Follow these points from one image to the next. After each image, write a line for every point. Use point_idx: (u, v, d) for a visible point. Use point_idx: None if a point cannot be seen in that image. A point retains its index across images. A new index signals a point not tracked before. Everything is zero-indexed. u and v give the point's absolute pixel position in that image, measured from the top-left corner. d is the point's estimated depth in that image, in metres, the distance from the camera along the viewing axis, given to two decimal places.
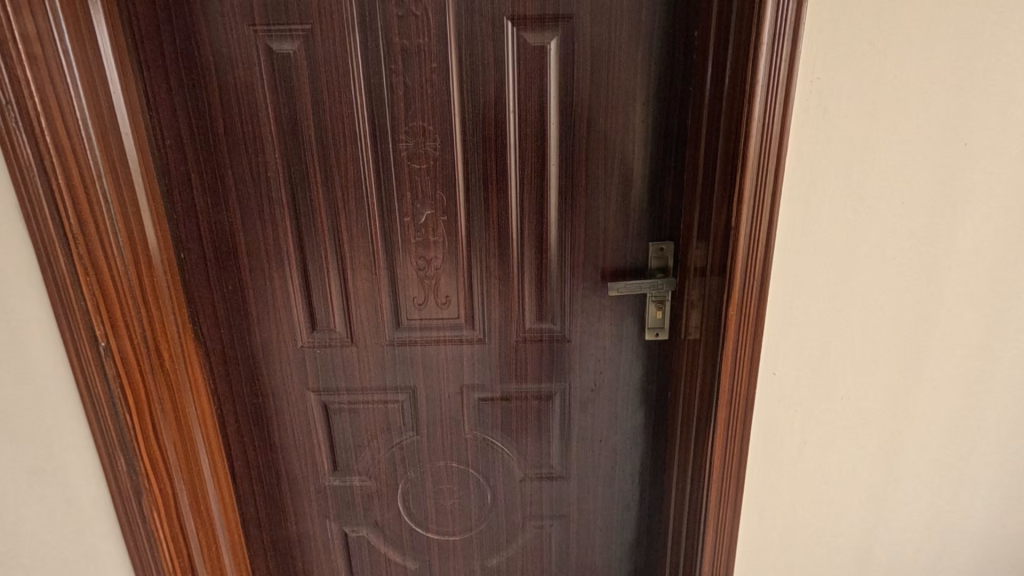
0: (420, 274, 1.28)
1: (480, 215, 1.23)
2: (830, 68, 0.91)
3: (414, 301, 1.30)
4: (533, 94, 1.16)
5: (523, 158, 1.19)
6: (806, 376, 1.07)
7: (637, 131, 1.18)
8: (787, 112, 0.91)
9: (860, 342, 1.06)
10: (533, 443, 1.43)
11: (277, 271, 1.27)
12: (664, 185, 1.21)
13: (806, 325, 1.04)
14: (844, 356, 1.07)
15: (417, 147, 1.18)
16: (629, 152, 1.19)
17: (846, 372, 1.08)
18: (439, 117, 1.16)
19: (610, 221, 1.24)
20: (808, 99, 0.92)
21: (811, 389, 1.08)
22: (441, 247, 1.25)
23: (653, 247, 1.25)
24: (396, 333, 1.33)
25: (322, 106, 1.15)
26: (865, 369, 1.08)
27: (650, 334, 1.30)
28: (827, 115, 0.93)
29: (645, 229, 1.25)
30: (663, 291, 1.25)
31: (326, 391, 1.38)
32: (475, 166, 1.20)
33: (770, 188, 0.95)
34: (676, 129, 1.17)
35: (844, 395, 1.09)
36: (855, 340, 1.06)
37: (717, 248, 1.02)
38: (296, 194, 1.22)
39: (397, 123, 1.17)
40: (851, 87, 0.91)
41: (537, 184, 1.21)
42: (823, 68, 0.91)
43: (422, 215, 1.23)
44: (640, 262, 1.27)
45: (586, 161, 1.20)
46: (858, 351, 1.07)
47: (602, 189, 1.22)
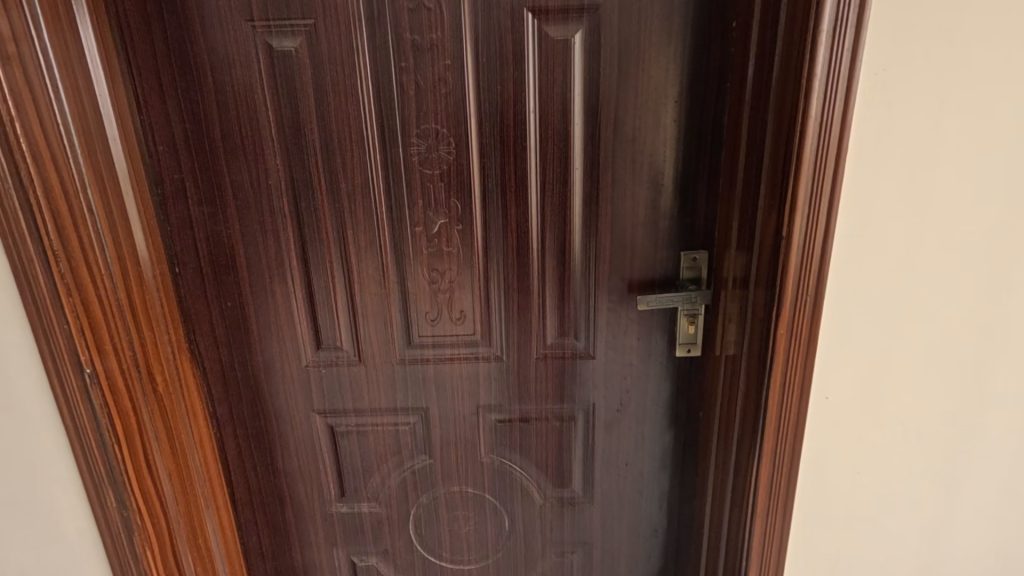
0: (432, 287, 1.18)
1: (497, 224, 1.14)
2: (896, 58, 0.81)
3: (426, 317, 1.21)
4: (555, 92, 1.06)
5: (545, 163, 1.10)
6: (861, 400, 0.97)
7: (667, 132, 1.09)
8: (847, 108, 0.81)
9: (920, 362, 0.96)
10: (554, 466, 1.33)
11: (279, 286, 1.18)
12: (697, 190, 1.12)
13: (863, 343, 0.94)
14: (902, 377, 0.97)
15: (429, 151, 1.09)
16: (659, 155, 1.10)
17: (904, 395, 0.98)
18: (454, 118, 1.07)
19: (639, 229, 1.15)
20: (870, 94, 0.82)
21: (865, 414, 0.98)
22: (456, 258, 1.16)
23: (686, 256, 1.15)
24: (407, 350, 1.23)
25: (327, 108, 1.06)
26: (926, 391, 0.98)
27: (681, 350, 1.20)
28: (892, 111, 0.83)
29: (676, 237, 1.15)
30: (695, 304, 1.15)
31: (332, 412, 1.29)
32: (493, 171, 1.11)
33: (828, 193, 0.85)
34: (711, 129, 1.07)
35: (901, 420, 0.99)
36: (914, 360, 0.96)
37: (764, 260, 0.92)
38: (299, 203, 1.13)
39: (408, 125, 1.08)
40: (919, 79, 0.82)
41: (559, 190, 1.12)
42: (888, 58, 0.81)
43: (434, 223, 1.14)
44: (670, 273, 1.18)
45: (613, 164, 1.10)
46: (919, 372, 0.97)
47: (630, 194, 1.12)
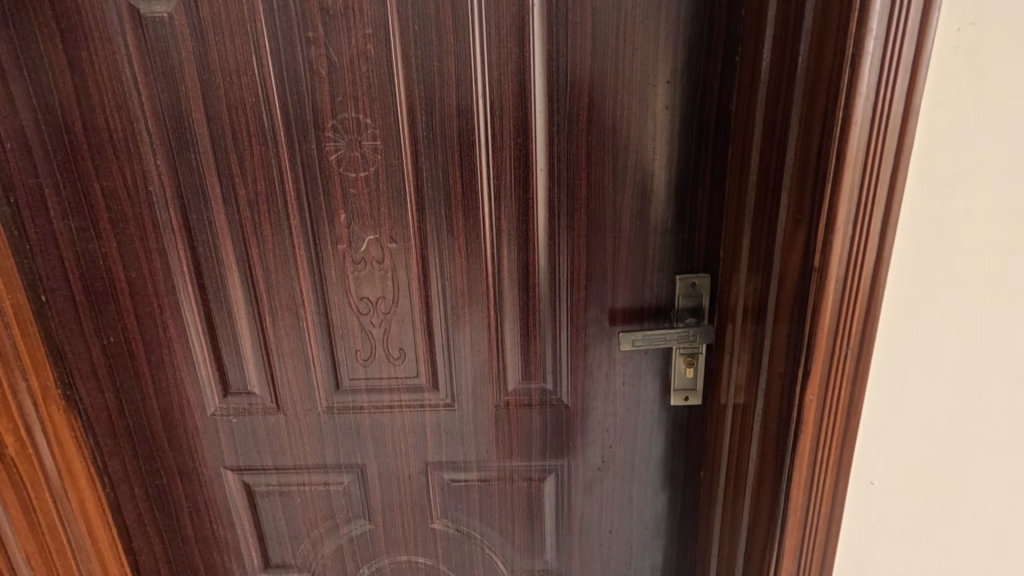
0: (362, 320, 0.95)
1: (441, 241, 0.90)
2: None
3: (357, 356, 0.97)
4: (509, 72, 0.82)
5: (500, 163, 0.86)
6: (925, 495, 0.70)
7: (658, 123, 0.83)
8: (917, 76, 0.53)
9: (1011, 442, 0.67)
10: (522, 534, 1.09)
11: (172, 319, 0.95)
12: (698, 198, 0.86)
13: (930, 420, 0.66)
14: (983, 462, 0.68)
15: (351, 149, 0.85)
16: (647, 154, 0.85)
17: (986, 486, 0.69)
18: (381, 106, 0.83)
19: (622, 248, 0.90)
20: (954, 55, 0.54)
21: (928, 508, 0.70)
22: (390, 284, 0.92)
23: (684, 281, 0.90)
24: (335, 396, 1.00)
25: (216, 92, 0.83)
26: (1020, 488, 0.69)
27: (676, 399, 0.96)
28: (990, 86, 0.55)
29: (670, 257, 0.90)
30: (696, 343, 0.90)
31: (249, 469, 1.05)
32: (433, 174, 0.86)
33: (884, 203, 0.57)
34: (715, 120, 0.82)
35: (978, 519, 0.71)
36: (1003, 438, 0.67)
37: (787, 296, 0.66)
38: (190, 216, 0.89)
39: (321, 115, 0.84)
40: None
41: (519, 198, 0.87)
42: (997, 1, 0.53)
43: (361, 241, 0.90)
44: (663, 302, 0.93)
45: (587, 166, 0.85)
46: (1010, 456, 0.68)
47: (611, 203, 0.87)
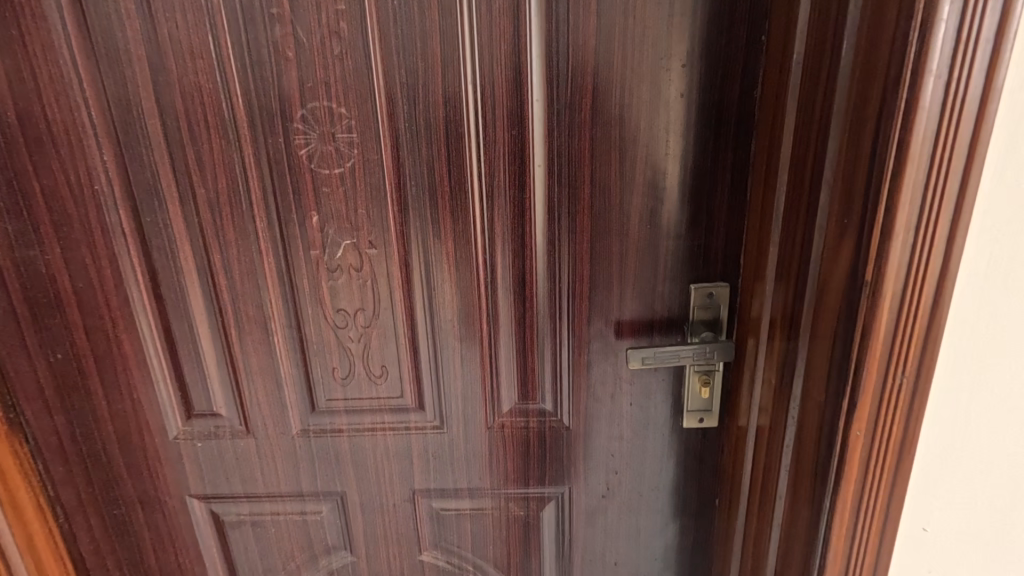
0: (339, 334, 0.85)
1: (426, 247, 0.80)
2: None
3: (335, 374, 0.87)
4: (501, 54, 0.72)
5: (492, 159, 0.76)
6: (985, 542, 0.60)
7: (672, 113, 0.74)
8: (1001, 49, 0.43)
9: None
10: (519, 567, 0.99)
11: (126, 333, 0.85)
12: (716, 198, 0.77)
13: (995, 458, 0.56)
14: None
15: (323, 143, 0.75)
16: (659, 148, 0.75)
17: None
18: (356, 95, 0.73)
19: (630, 254, 0.80)
20: None
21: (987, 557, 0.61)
22: (370, 294, 0.82)
23: (699, 291, 0.80)
24: (311, 419, 0.90)
25: (169, 79, 0.73)
26: None
27: (690, 421, 0.86)
28: None
29: (683, 264, 0.80)
30: (712, 360, 0.81)
31: (217, 498, 0.95)
32: (416, 172, 0.76)
33: (954, 205, 0.47)
34: (736, 110, 0.73)
35: None
36: None
37: (828, 313, 0.56)
38: (144, 219, 0.79)
39: (288, 104, 0.74)
40: None
41: (514, 198, 0.77)
42: None
43: (337, 247, 0.80)
44: (675, 314, 0.83)
45: (592, 161, 0.76)
46: None
47: (617, 203, 0.77)
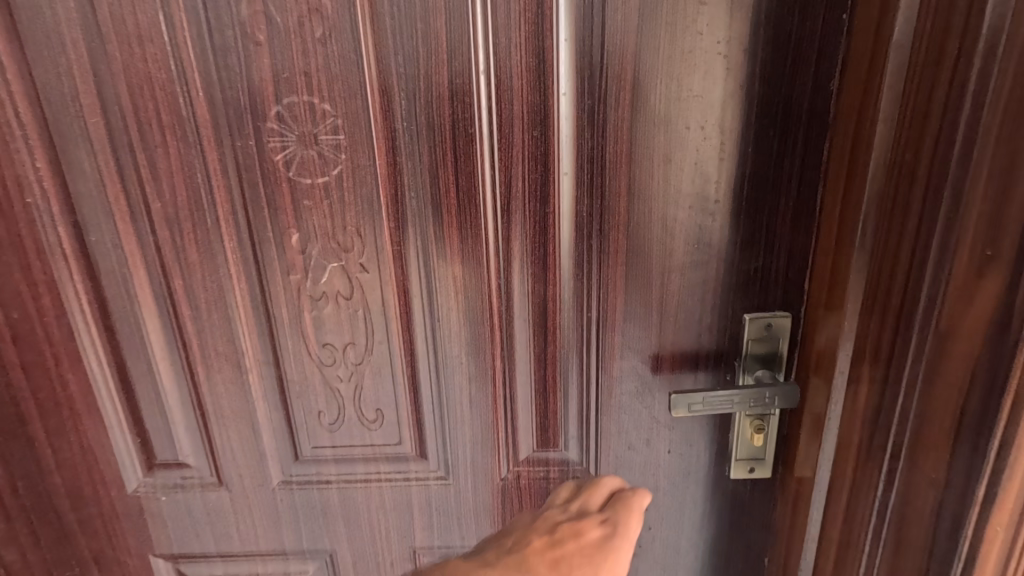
0: (326, 372, 0.71)
1: (429, 269, 0.67)
2: None
3: (321, 418, 0.74)
4: (521, 37, 0.59)
5: (509, 164, 0.63)
6: None
7: (729, 110, 0.60)
8: None
9: None
10: None
11: (72, 371, 0.71)
12: (779, 212, 0.64)
13: None
14: None
15: (303, 146, 0.62)
16: (711, 153, 0.62)
17: None
18: (343, 88, 0.60)
19: (672, 278, 0.67)
20: None
21: None
22: (362, 325, 0.69)
23: (755, 322, 0.67)
24: (294, 469, 0.77)
25: (113, 68, 0.59)
26: None
27: (738, 471, 0.74)
28: None
29: (735, 290, 0.67)
30: (771, 406, 0.67)
31: (186, 558, 0.82)
32: (416, 181, 0.63)
33: None
34: (808, 105, 0.59)
35: None
36: None
37: (956, 363, 0.46)
38: (88, 237, 0.66)
39: (259, 99, 0.60)
40: None
41: (535, 212, 0.64)
42: None
43: (321, 270, 0.67)
44: (724, 348, 0.70)
45: (630, 168, 0.62)
46: None
47: (659, 218, 0.64)
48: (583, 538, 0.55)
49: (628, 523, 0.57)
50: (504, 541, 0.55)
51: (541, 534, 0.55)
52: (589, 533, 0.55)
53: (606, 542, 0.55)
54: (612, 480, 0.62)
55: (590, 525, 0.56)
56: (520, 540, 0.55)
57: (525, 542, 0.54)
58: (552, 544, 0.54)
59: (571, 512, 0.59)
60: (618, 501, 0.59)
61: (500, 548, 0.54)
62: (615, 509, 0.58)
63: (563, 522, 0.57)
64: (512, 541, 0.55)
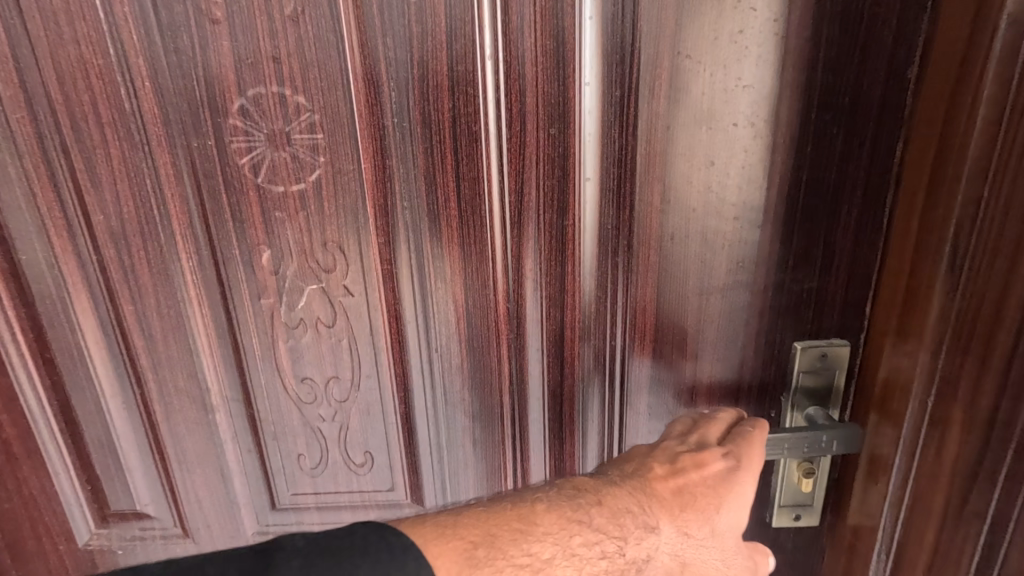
0: (306, 411, 0.61)
1: (425, 292, 0.57)
2: None
3: (302, 462, 0.64)
4: (537, 13, 0.48)
5: (520, 169, 0.53)
6: None
7: (784, 104, 0.50)
8: None
9: None
10: None
11: (5, 411, 0.61)
12: (839, 225, 0.54)
13: None
14: None
15: (273, 147, 0.52)
16: (760, 155, 0.52)
17: None
18: (319, 77, 0.49)
19: (712, 301, 0.57)
20: None
21: None
22: (347, 357, 0.59)
23: (808, 352, 0.58)
24: (271, 519, 0.67)
25: (38, 51, 0.49)
26: None
27: (781, 519, 0.64)
28: None
29: (784, 315, 0.58)
30: (828, 451, 0.57)
31: None
32: (410, 189, 0.53)
33: None
34: (878, 98, 0.50)
35: None
36: None
37: None
38: (18, 256, 0.55)
39: (218, 89, 0.50)
40: None
41: (551, 225, 0.54)
42: None
43: (298, 294, 0.57)
44: (769, 380, 0.60)
45: (664, 173, 0.53)
46: None
47: (698, 231, 0.55)
48: (707, 466, 0.48)
49: (753, 458, 0.49)
50: (624, 463, 0.49)
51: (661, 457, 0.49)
52: (713, 465, 0.48)
53: (731, 475, 0.48)
54: (727, 412, 0.54)
55: (713, 455, 0.48)
56: (641, 461, 0.49)
57: (648, 465, 0.48)
58: (676, 468, 0.47)
59: (691, 442, 0.51)
60: (739, 436, 0.51)
61: (621, 470, 0.48)
62: (738, 443, 0.50)
63: (683, 449, 0.50)
64: (632, 462, 0.49)
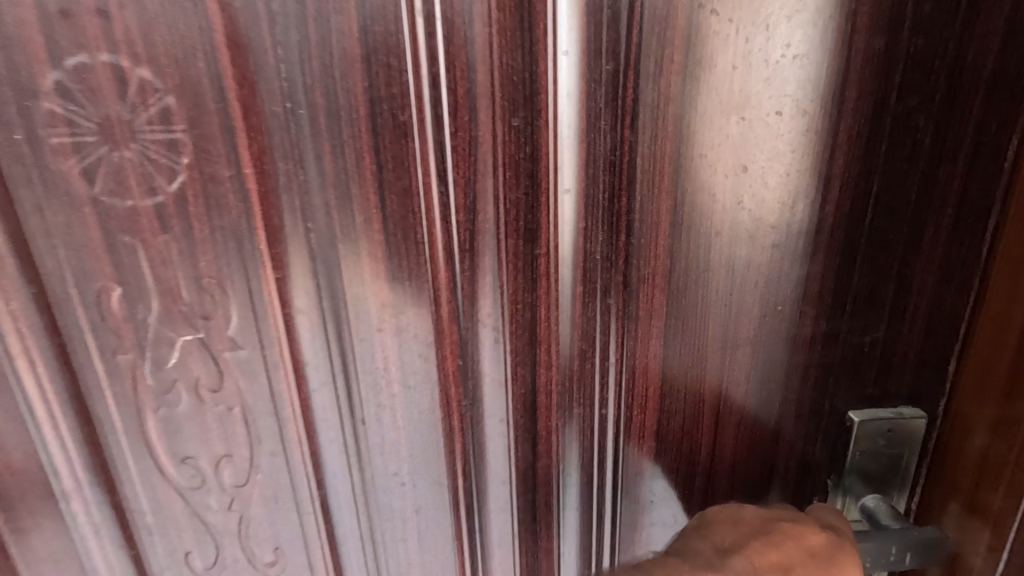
0: (192, 499, 0.46)
1: (345, 345, 0.41)
2: None
3: (190, 562, 0.48)
4: None
5: (472, 177, 0.37)
6: None
7: (849, 86, 0.35)
8: None
9: None
10: None
11: None
12: (919, 258, 0.39)
13: None
14: None
15: (111, 146, 0.35)
16: (812, 158, 0.37)
17: None
18: (171, 40, 0.33)
19: (740, 357, 0.42)
20: None
21: None
22: (242, 430, 0.44)
23: (869, 427, 0.43)
24: None
25: None
26: None
27: None
28: None
29: (838, 375, 0.42)
30: (898, 566, 0.42)
31: None
32: (313, 203, 0.37)
33: None
34: (985, 84, 0.35)
35: None
36: None
37: None
38: None
39: (20, 58, 0.33)
40: None
41: (516, 255, 0.39)
42: None
43: (166, 347, 0.41)
44: (813, 460, 0.45)
45: (677, 183, 0.38)
46: None
47: (721, 262, 0.39)
48: (817, 551, 0.37)
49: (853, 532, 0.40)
50: (715, 534, 0.39)
51: (758, 531, 0.39)
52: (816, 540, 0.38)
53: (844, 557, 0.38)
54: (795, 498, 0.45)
55: (814, 530, 0.39)
56: (737, 534, 0.39)
57: (745, 542, 0.38)
58: (780, 549, 0.37)
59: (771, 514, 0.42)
60: (824, 509, 0.42)
61: (711, 545, 0.38)
62: (829, 516, 0.41)
63: (780, 521, 0.40)
64: (724, 534, 0.39)
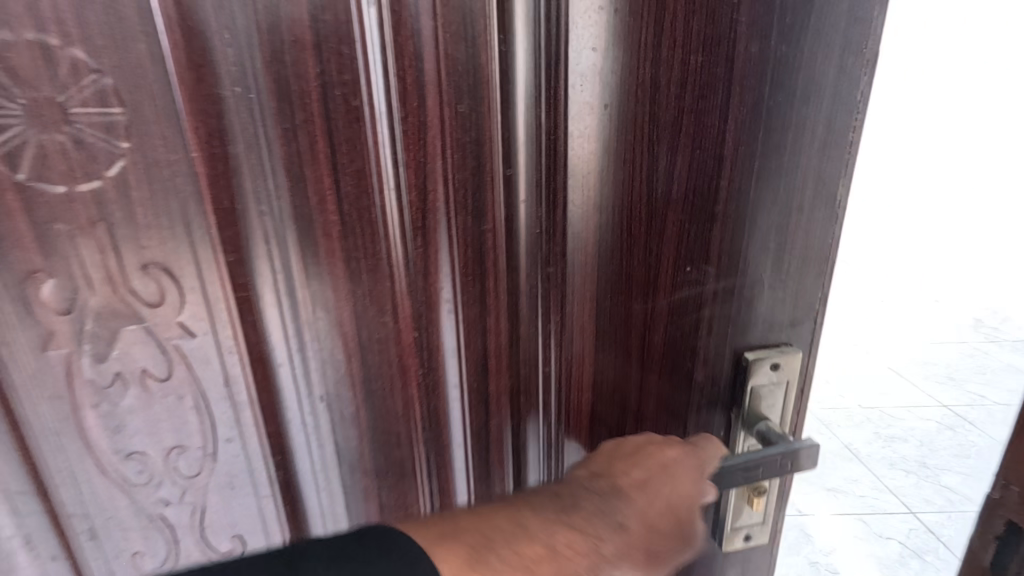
0: (139, 495, 0.44)
1: (302, 325, 0.42)
2: None
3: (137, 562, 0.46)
4: None
5: (422, 160, 0.40)
6: None
7: (734, 83, 0.42)
8: None
9: None
10: None
11: None
12: (793, 223, 0.47)
13: None
14: None
15: (42, 130, 0.34)
16: (712, 141, 0.43)
17: None
18: (109, 20, 0.33)
19: (659, 314, 0.48)
20: None
21: None
22: (195, 417, 0.43)
23: (759, 365, 0.51)
24: None
25: None
26: None
27: (731, 543, 0.56)
28: None
29: (736, 325, 0.50)
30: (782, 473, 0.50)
31: None
32: (266, 186, 0.38)
33: None
34: (834, 77, 0.43)
35: None
36: None
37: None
38: None
39: None
40: None
41: (463, 232, 0.43)
42: None
43: (108, 338, 0.39)
44: (718, 398, 0.52)
45: (603, 163, 0.43)
46: None
47: (642, 230, 0.45)
48: (669, 469, 0.46)
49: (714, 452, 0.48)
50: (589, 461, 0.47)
51: (630, 453, 0.47)
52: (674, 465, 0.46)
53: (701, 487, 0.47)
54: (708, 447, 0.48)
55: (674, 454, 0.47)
56: (609, 456, 0.47)
57: (612, 467, 0.46)
58: (635, 466, 0.46)
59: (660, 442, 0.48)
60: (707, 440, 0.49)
61: (587, 472, 0.46)
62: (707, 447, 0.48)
63: (649, 444, 0.47)
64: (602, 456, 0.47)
